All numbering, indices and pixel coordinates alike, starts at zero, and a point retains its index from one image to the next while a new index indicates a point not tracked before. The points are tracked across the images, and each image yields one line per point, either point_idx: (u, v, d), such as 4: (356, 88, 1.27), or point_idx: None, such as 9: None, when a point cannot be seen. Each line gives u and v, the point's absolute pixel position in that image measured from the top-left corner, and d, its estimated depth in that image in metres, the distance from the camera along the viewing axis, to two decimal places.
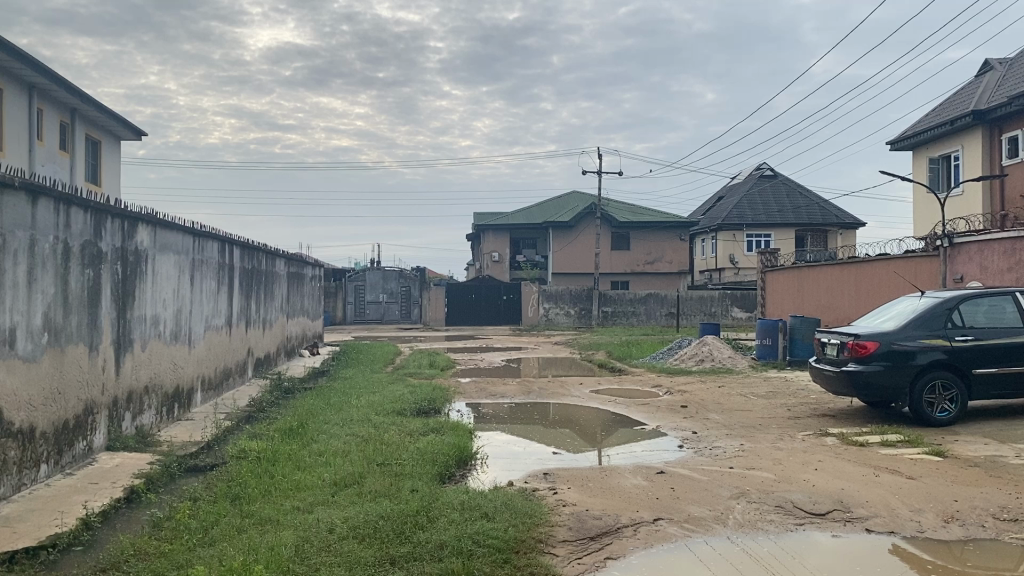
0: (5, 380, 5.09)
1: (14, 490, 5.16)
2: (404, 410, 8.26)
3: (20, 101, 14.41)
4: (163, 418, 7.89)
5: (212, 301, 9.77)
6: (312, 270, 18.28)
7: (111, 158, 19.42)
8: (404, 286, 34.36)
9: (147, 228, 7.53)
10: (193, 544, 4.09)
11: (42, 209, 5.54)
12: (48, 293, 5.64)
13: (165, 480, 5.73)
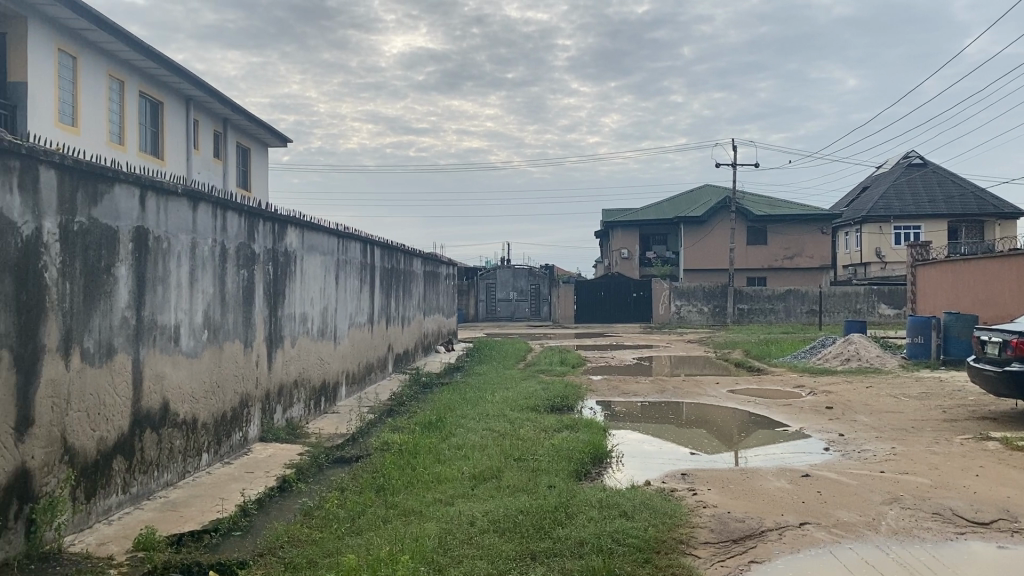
0: (171, 374, 5.47)
1: (180, 476, 5.55)
2: (538, 406, 8.31)
3: (179, 114, 15.44)
4: (311, 412, 8.27)
5: (355, 300, 10.15)
6: (446, 269, 18.69)
7: (259, 165, 20.51)
8: (534, 284, 34.69)
9: (296, 230, 7.90)
10: (341, 533, 4.26)
11: (202, 214, 5.91)
12: (208, 293, 6.01)
13: (314, 470, 6.00)
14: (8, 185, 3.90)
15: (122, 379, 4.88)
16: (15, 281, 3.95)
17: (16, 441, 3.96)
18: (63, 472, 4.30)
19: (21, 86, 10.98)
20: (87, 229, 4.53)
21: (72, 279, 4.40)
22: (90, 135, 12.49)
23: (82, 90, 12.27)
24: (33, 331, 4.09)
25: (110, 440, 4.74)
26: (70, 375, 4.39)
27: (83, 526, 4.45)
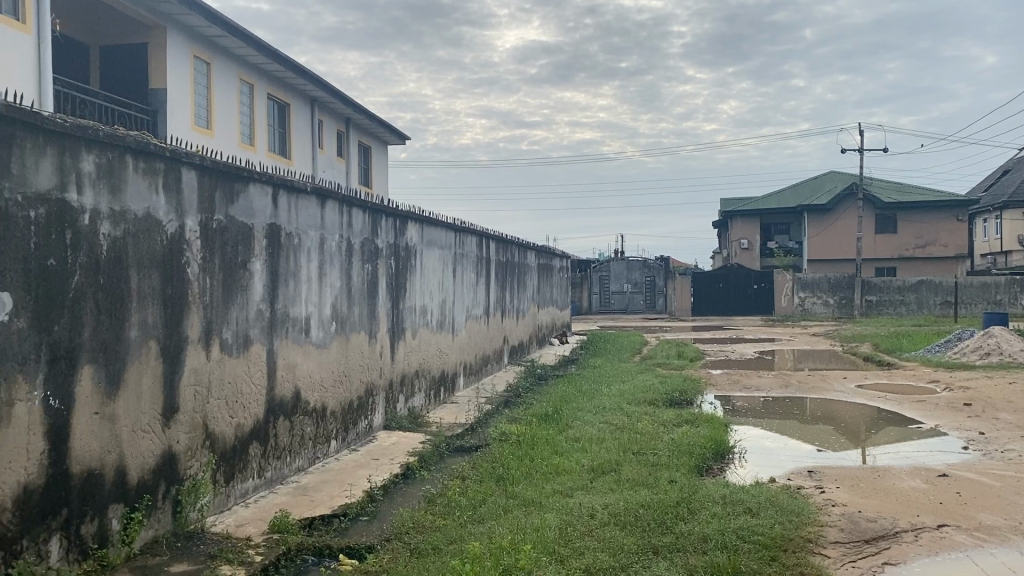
0: (302, 364, 5.70)
1: (310, 462, 5.79)
2: (656, 400, 8.21)
3: (304, 114, 16.04)
4: (431, 401, 8.46)
5: (472, 292, 10.30)
6: (560, 261, 18.71)
7: (379, 163, 21.06)
8: (649, 276, 34.31)
9: (416, 225, 8.08)
10: (464, 521, 4.34)
11: (329, 210, 6.12)
12: (335, 286, 6.23)
13: (435, 459, 6.14)
14: (153, 185, 4.17)
15: (257, 368, 5.13)
16: (161, 275, 4.23)
17: (163, 426, 4.24)
18: (204, 457, 4.58)
19: (160, 92, 11.66)
20: (225, 226, 4.77)
21: (212, 274, 4.65)
22: (223, 136, 13.14)
23: (216, 94, 12.92)
24: (178, 323, 4.35)
25: (246, 426, 4.99)
26: (211, 364, 4.64)
27: (222, 508, 4.72)
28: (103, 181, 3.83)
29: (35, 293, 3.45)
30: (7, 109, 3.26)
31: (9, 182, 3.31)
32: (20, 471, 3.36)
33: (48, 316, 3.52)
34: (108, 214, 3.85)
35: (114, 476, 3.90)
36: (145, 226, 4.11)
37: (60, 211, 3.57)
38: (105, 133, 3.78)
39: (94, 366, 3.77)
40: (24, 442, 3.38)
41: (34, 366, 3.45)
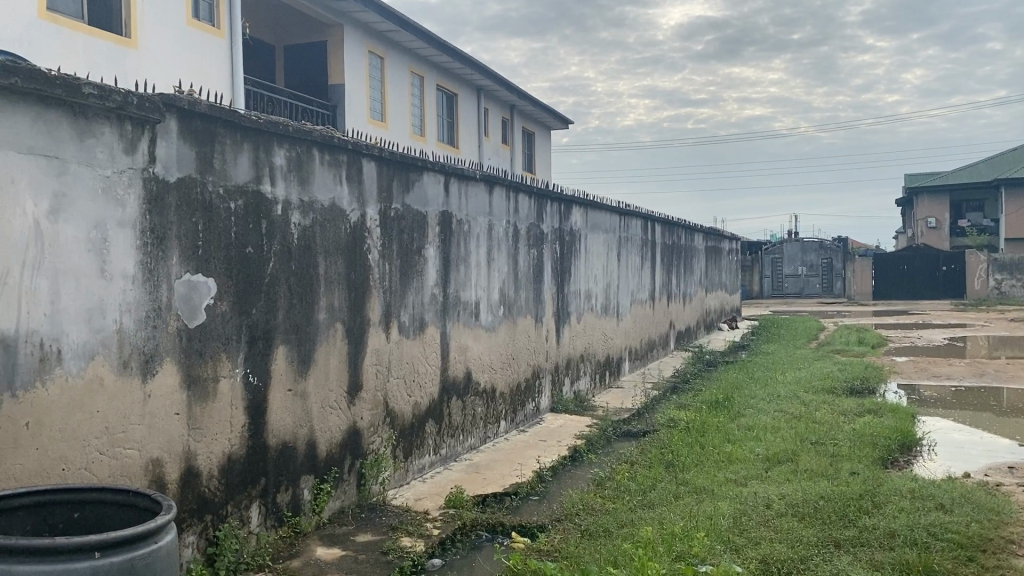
0: (473, 346, 5.88)
1: (481, 441, 5.97)
2: (834, 389, 7.84)
3: (471, 103, 16.43)
4: (597, 385, 8.49)
5: (637, 276, 10.22)
6: (729, 244, 18.20)
7: (543, 148, 21.23)
8: (826, 259, 32.70)
9: (581, 209, 8.10)
10: (634, 506, 4.34)
11: (497, 196, 6.24)
12: (503, 271, 6.35)
13: (603, 442, 6.15)
14: (337, 177, 4.41)
15: (432, 350, 5.33)
16: (345, 261, 4.47)
17: (349, 403, 4.50)
18: (385, 433, 4.82)
19: (339, 87, 12.31)
20: (402, 214, 4.98)
21: (390, 260, 4.86)
22: (396, 128, 13.72)
23: (389, 87, 13.48)
24: (360, 307, 4.59)
25: (422, 405, 5.20)
26: (390, 345, 4.86)
27: (401, 482, 4.96)
28: (292, 174, 4.08)
29: (236, 278, 3.74)
30: (209, 108, 3.54)
31: (212, 176, 3.60)
32: (224, 440, 3.68)
33: (248, 300, 3.81)
34: (298, 204, 4.11)
35: (306, 449, 4.18)
36: (330, 215, 4.35)
37: (256, 203, 3.85)
38: (294, 128, 4.02)
39: (286, 346, 4.05)
40: (227, 416, 3.70)
41: (236, 345, 3.75)
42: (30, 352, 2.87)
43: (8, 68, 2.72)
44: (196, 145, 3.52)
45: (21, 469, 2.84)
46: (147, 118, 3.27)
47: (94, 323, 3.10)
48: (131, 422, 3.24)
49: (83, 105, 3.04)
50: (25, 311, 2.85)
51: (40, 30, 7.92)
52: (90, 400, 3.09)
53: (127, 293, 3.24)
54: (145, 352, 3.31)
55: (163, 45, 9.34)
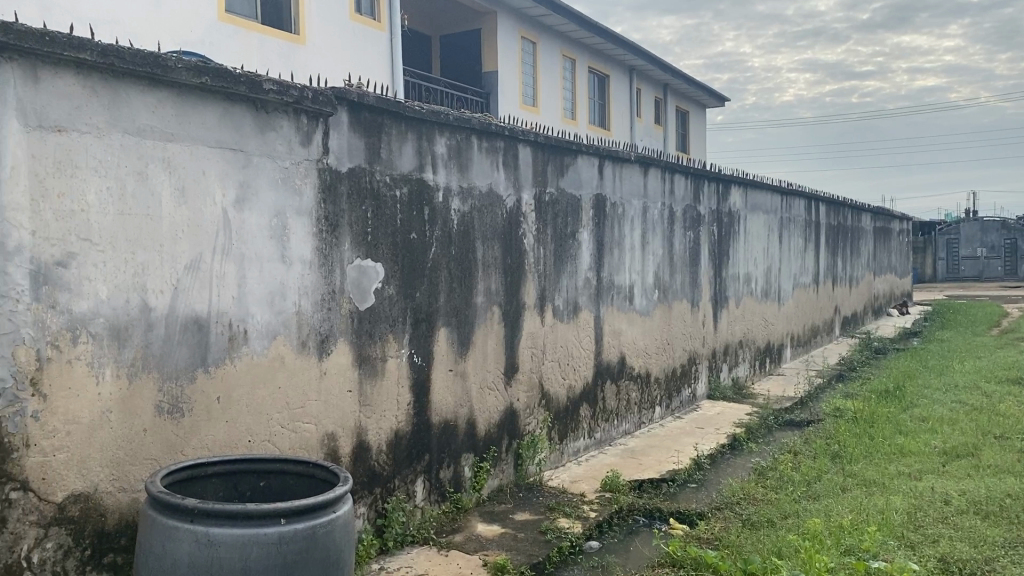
0: (628, 330, 5.86)
1: (636, 426, 5.95)
2: (1021, 379, 7.26)
3: (624, 84, 16.28)
4: (756, 371, 8.27)
5: (799, 259, 9.83)
6: (900, 224, 17.17)
7: (698, 126, 20.74)
8: (1009, 239, 30.06)
9: (740, 189, 7.86)
10: (798, 497, 4.20)
11: (653, 178, 6.17)
12: (658, 254, 6.28)
13: (764, 431, 5.98)
14: (495, 163, 4.49)
15: (587, 334, 5.35)
16: (502, 246, 4.55)
17: (506, 384, 4.59)
18: (541, 415, 4.89)
19: (492, 74, 12.53)
20: (557, 198, 5.01)
21: (545, 244, 4.91)
22: (547, 112, 13.84)
23: (541, 71, 13.58)
24: (516, 290, 4.67)
25: (577, 388, 5.24)
26: (545, 328, 4.92)
27: (557, 464, 5.03)
28: (453, 161, 4.19)
29: (401, 263, 3.89)
30: (376, 100, 3.69)
31: (380, 165, 3.76)
32: (391, 417, 3.85)
33: (413, 284, 3.96)
34: (458, 190, 4.22)
35: (466, 428, 4.31)
36: (488, 200, 4.44)
37: (419, 190, 3.99)
38: (455, 116, 4.13)
39: (447, 328, 4.18)
40: (395, 394, 3.87)
41: (401, 327, 3.90)
42: (220, 332, 3.11)
43: (198, 67, 2.93)
44: (364, 135, 3.68)
45: (212, 438, 3.09)
46: (321, 111, 3.45)
47: (275, 304, 3.31)
48: (308, 398, 3.45)
49: (264, 101, 3.23)
50: (217, 294, 3.09)
51: (221, 31, 8.49)
52: (271, 376, 3.31)
53: (304, 277, 3.43)
54: (320, 333, 3.51)
55: (328, 40, 9.80)
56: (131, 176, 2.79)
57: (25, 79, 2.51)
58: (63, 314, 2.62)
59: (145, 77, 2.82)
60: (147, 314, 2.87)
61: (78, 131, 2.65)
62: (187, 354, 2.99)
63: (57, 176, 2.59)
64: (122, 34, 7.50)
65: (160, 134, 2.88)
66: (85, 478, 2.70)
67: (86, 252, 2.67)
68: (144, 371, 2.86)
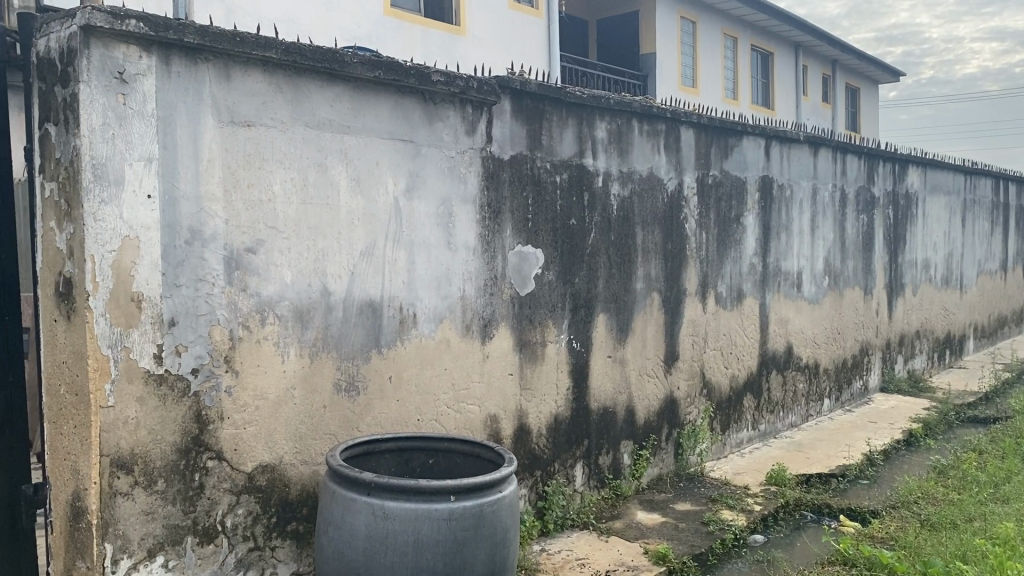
0: (795, 320, 5.63)
1: (802, 418, 5.73)
2: None
3: (789, 61, 15.63)
4: (934, 364, 7.76)
5: (985, 243, 9.13)
6: None
7: (870, 104, 19.61)
8: None
9: (919, 169, 7.38)
10: (985, 498, 3.92)
11: (823, 159, 5.89)
12: (828, 239, 5.99)
13: (944, 427, 5.61)
14: (656, 146, 4.42)
15: (751, 322, 5.19)
16: (662, 231, 4.49)
17: (666, 372, 4.54)
18: (702, 404, 4.80)
19: (651, 57, 12.35)
20: (720, 181, 4.88)
21: (708, 229, 4.80)
22: (707, 92, 13.52)
23: (701, 51, 13.27)
24: (678, 277, 4.60)
25: (741, 378, 5.10)
26: (707, 316, 4.81)
27: (720, 455, 4.93)
28: (614, 145, 4.17)
29: (562, 248, 3.92)
30: (539, 87, 3.72)
31: (541, 152, 3.79)
32: (551, 402, 3.89)
33: (573, 270, 3.98)
34: (618, 175, 4.19)
35: (626, 415, 4.29)
36: (649, 184, 4.39)
37: (579, 176, 3.99)
38: (616, 100, 4.10)
39: (607, 315, 4.17)
40: (555, 379, 3.90)
41: (561, 313, 3.93)
42: (392, 315, 3.24)
43: (372, 61, 3.05)
44: (526, 123, 3.72)
45: (384, 417, 3.23)
46: (485, 100, 3.51)
47: (442, 290, 3.42)
48: (472, 380, 3.55)
49: (432, 92, 3.32)
50: (389, 279, 3.22)
51: (386, 26, 8.81)
52: (438, 359, 3.42)
53: (469, 263, 3.52)
54: (483, 317, 3.59)
55: (487, 30, 9.97)
56: (311, 167, 2.95)
57: (219, 77, 2.70)
58: (252, 297, 2.81)
59: (324, 73, 2.97)
60: (327, 298, 3.03)
61: (264, 125, 2.82)
62: (361, 337, 3.14)
63: (247, 168, 2.77)
64: (298, 32, 7.90)
65: (337, 127, 3.02)
66: (271, 450, 2.89)
67: (272, 239, 2.85)
68: (323, 351, 3.02)
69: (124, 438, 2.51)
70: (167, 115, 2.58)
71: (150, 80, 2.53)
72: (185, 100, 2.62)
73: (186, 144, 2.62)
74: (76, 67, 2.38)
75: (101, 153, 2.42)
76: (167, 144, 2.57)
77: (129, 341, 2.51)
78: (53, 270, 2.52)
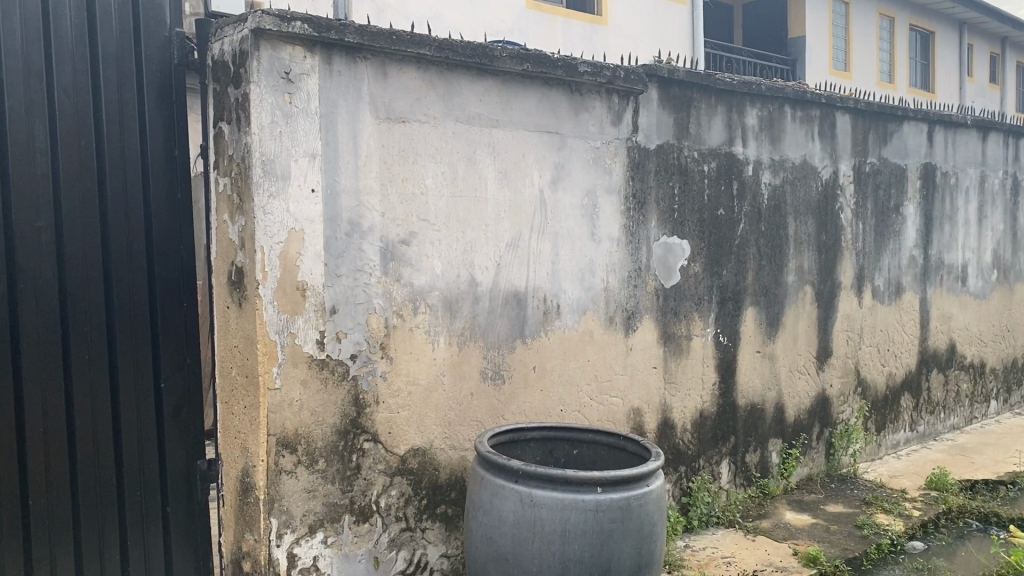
0: (959, 316, 5.30)
1: (966, 420, 5.39)
2: None
3: (952, 41, 14.69)
4: None
5: None
6: None
7: None
8: None
9: None
10: None
11: (993, 143, 5.50)
12: (998, 230, 5.60)
13: None
14: (810, 133, 4.26)
15: (911, 317, 4.92)
16: (816, 222, 4.31)
17: (818, 368, 4.37)
18: (856, 403, 4.59)
19: (800, 40, 11.90)
20: (878, 169, 4.65)
21: (865, 219, 4.58)
22: (862, 76, 12.92)
23: (855, 32, 12.68)
24: (832, 269, 4.41)
25: (898, 376, 4.85)
26: (863, 311, 4.60)
27: (874, 456, 4.71)
28: (765, 133, 4.04)
29: (709, 239, 3.84)
30: (687, 74, 3.65)
31: (689, 141, 3.73)
32: (696, 397, 3.82)
33: (720, 261, 3.88)
34: (768, 163, 4.06)
35: (775, 412, 4.17)
36: (802, 173, 4.23)
37: (728, 165, 3.89)
38: (768, 87, 3.97)
39: (756, 309, 4.05)
40: (700, 372, 3.84)
41: (707, 306, 3.85)
42: (536, 306, 3.27)
43: (521, 54, 3.08)
44: (673, 112, 3.67)
45: (529, 406, 3.28)
46: (632, 90, 3.48)
47: (586, 281, 3.42)
48: (616, 372, 3.54)
49: (579, 83, 3.32)
50: (534, 270, 3.25)
51: (529, 18, 8.88)
52: (582, 350, 3.43)
53: (613, 255, 3.50)
54: (628, 309, 3.56)
55: (628, 18, 9.88)
56: (461, 161, 3.02)
57: (376, 75, 2.79)
58: (406, 287, 2.90)
59: (474, 68, 3.02)
60: (475, 288, 3.09)
61: (418, 121, 2.90)
62: (507, 327, 3.19)
63: (401, 163, 2.87)
64: (444, 28, 8.07)
65: (486, 120, 3.07)
66: (422, 435, 2.98)
67: (425, 231, 2.94)
68: (472, 340, 3.09)
69: (288, 419, 2.65)
70: (329, 112, 2.69)
71: (313, 79, 2.65)
72: (345, 98, 2.73)
73: (346, 140, 2.73)
74: (248, 69, 2.52)
75: (269, 150, 2.56)
76: (328, 141, 2.69)
77: (294, 327, 2.64)
78: (226, 260, 2.67)
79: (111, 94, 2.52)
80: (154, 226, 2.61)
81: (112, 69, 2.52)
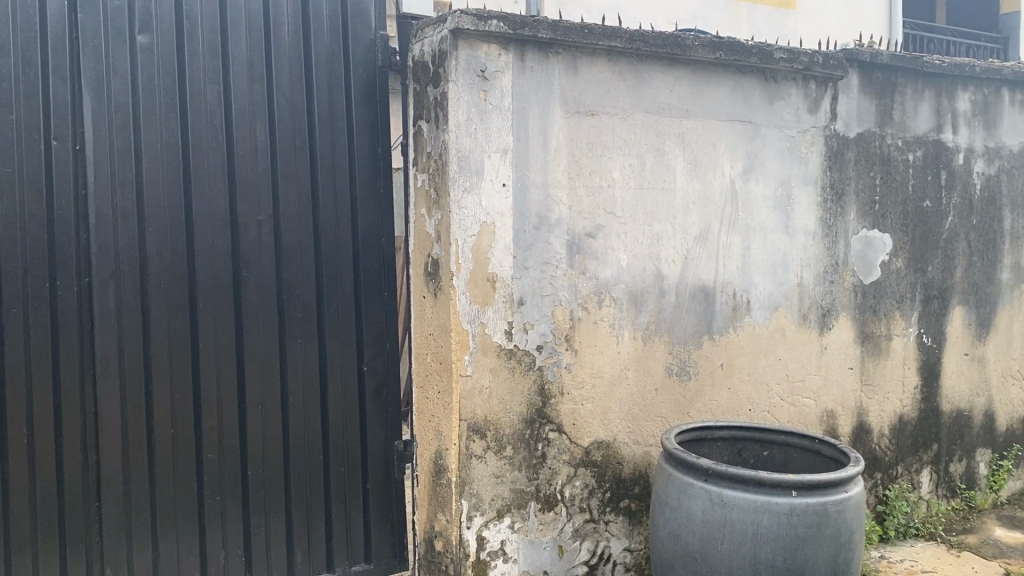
0: None
1: None
2: None
3: None
4: None
5: None
6: None
7: None
8: None
9: None
10: None
11: None
12: None
13: None
14: None
15: None
16: None
17: None
18: None
19: (1014, 15, 10.95)
20: None
21: None
22: None
23: None
24: None
25: None
26: None
27: None
28: (978, 118, 3.75)
29: (913, 232, 3.60)
30: (891, 58, 3.44)
31: (892, 128, 3.52)
32: (896, 400, 3.61)
33: (924, 257, 3.64)
34: (982, 151, 3.76)
35: (984, 420, 3.86)
36: (1021, 161, 3.88)
37: (936, 153, 3.64)
38: (984, 68, 3.67)
39: (965, 308, 3.77)
40: (901, 374, 3.62)
41: (910, 304, 3.62)
42: (725, 301, 3.19)
43: (714, 43, 3.01)
44: (875, 98, 3.47)
45: (715, 403, 3.21)
46: (831, 76, 3.32)
47: (778, 277, 3.30)
48: (808, 372, 3.40)
49: (774, 70, 3.20)
50: (723, 264, 3.18)
51: (714, 6, 8.67)
52: (773, 348, 3.32)
53: (808, 249, 3.36)
54: (823, 306, 3.41)
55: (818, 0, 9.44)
56: (650, 153, 3.00)
57: (567, 70, 2.82)
58: (591, 279, 2.92)
59: (664, 59, 2.99)
60: (661, 282, 3.06)
61: (607, 114, 2.90)
62: (694, 322, 3.14)
63: (590, 157, 2.88)
64: (627, 19, 8.01)
65: (676, 111, 3.03)
66: (606, 427, 3.00)
67: (612, 224, 2.94)
68: (658, 335, 3.07)
69: (478, 405, 2.74)
70: (521, 108, 2.75)
71: (508, 76, 2.71)
72: (538, 94, 2.77)
73: (537, 135, 2.78)
74: (447, 68, 2.62)
75: (465, 146, 2.64)
76: (520, 136, 2.75)
77: (485, 317, 2.72)
78: (424, 251, 2.79)
79: (322, 95, 2.69)
80: (359, 219, 2.76)
81: (323, 72, 2.69)
